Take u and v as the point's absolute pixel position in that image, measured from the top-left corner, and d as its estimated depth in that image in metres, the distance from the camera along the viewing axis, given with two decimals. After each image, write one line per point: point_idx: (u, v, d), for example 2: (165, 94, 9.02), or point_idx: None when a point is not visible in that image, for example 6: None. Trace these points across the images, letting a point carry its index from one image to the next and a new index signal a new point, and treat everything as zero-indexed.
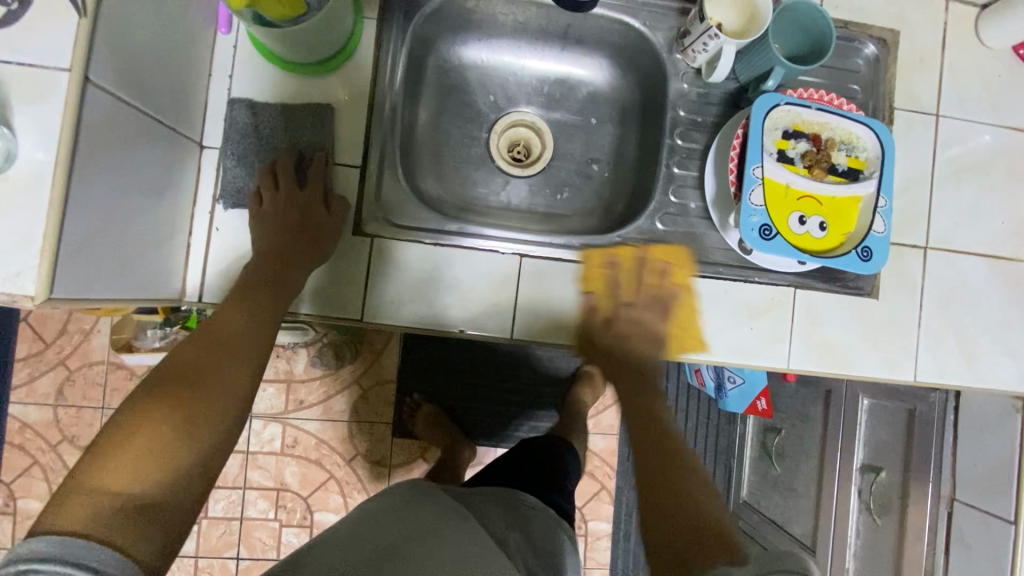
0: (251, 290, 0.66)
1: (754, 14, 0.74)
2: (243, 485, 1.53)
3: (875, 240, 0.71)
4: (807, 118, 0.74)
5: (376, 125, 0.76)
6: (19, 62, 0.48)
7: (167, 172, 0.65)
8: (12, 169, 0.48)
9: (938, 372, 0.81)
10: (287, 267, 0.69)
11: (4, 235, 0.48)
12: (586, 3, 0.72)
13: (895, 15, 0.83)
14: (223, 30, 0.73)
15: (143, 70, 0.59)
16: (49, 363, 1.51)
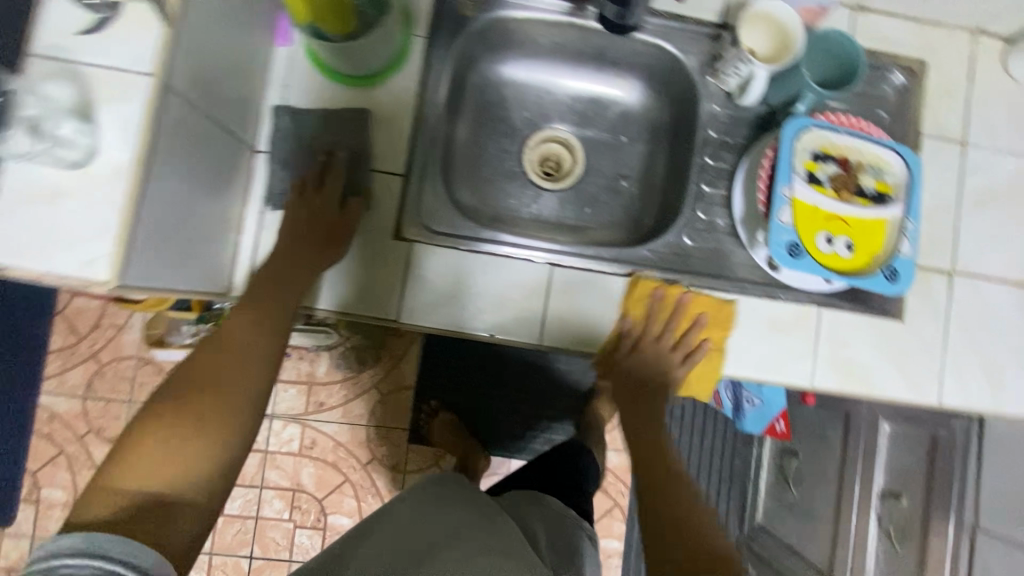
0: (264, 291, 0.68)
1: (785, 40, 0.77)
2: (260, 484, 1.55)
3: (902, 262, 0.73)
4: (836, 141, 0.76)
5: (420, 136, 0.80)
6: (107, 65, 0.53)
7: (225, 172, 0.69)
8: (95, 163, 0.52)
9: (963, 396, 0.82)
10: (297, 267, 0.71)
11: (84, 223, 0.52)
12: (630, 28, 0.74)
13: (923, 46, 0.86)
14: (281, 42, 0.77)
15: (212, 77, 0.63)
16: (81, 355, 1.55)
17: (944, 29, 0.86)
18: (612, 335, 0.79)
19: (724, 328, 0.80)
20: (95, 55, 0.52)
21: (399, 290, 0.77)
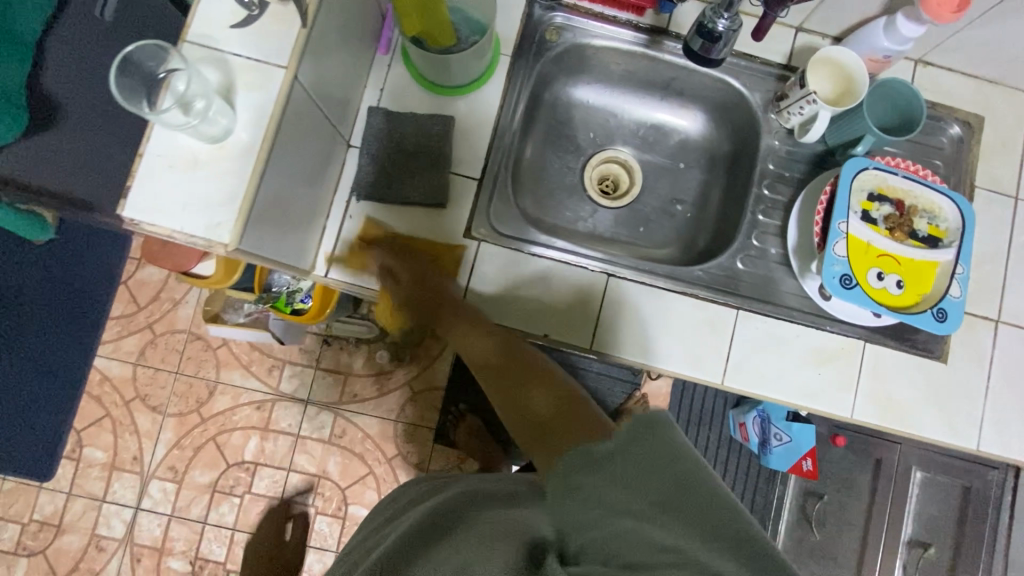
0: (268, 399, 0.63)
1: (850, 87, 0.81)
2: (289, 466, 1.61)
3: (951, 304, 0.75)
4: (892, 184, 0.79)
5: (496, 146, 0.86)
6: (250, 57, 0.60)
7: (324, 161, 0.75)
8: (230, 140, 0.59)
9: (1001, 444, 0.83)
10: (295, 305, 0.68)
11: (215, 192, 0.58)
12: (712, 62, 0.79)
13: (981, 102, 0.89)
14: (382, 50, 0.84)
15: (327, 75, 0.70)
16: (138, 325, 1.64)
17: (1003, 88, 0.90)
18: (659, 348, 0.83)
19: (770, 352, 0.83)
20: (240, 47, 0.60)
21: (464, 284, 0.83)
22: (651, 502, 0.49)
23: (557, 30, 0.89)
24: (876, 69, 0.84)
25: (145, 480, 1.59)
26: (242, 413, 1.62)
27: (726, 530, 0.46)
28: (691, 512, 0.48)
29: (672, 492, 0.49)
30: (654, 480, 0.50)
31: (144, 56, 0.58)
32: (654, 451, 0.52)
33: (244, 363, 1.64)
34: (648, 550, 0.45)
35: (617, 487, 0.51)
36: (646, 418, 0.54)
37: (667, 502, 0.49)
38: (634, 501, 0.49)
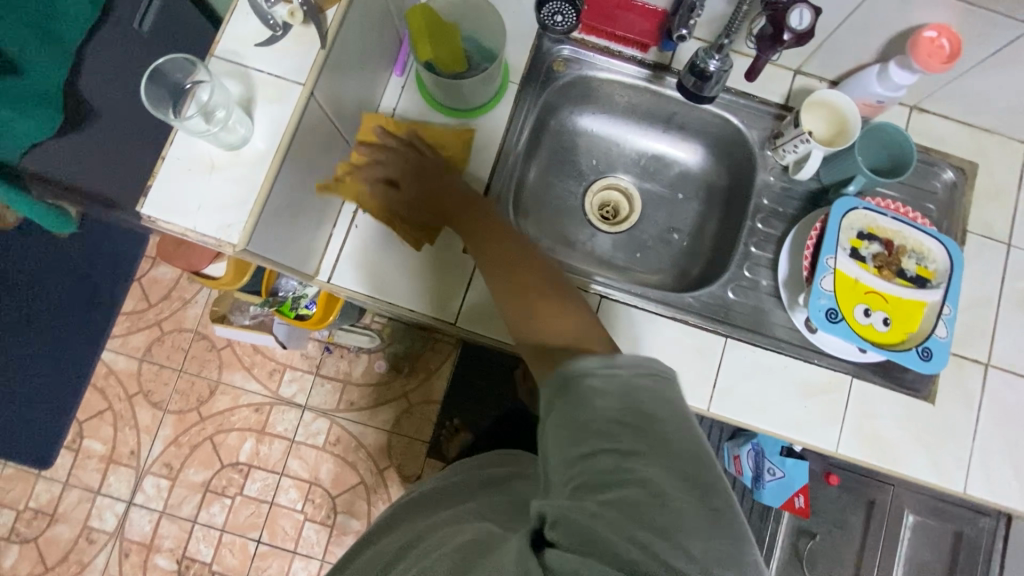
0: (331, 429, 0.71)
1: (843, 128, 0.84)
2: (281, 471, 1.62)
3: (937, 343, 0.77)
4: (882, 224, 0.81)
5: (499, 168, 0.90)
6: (271, 73, 0.64)
7: (335, 173, 0.79)
8: (247, 147, 0.63)
9: (988, 489, 0.83)
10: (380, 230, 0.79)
11: (229, 195, 0.62)
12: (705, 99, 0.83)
13: (975, 150, 0.92)
14: (396, 72, 0.89)
15: (343, 93, 0.74)
16: (147, 321, 1.69)
17: (997, 138, 0.92)
18: None
19: (757, 382, 0.84)
20: (263, 63, 0.64)
21: (460, 298, 0.85)
22: (601, 425, 0.48)
23: (565, 61, 0.93)
24: (871, 112, 0.87)
25: (140, 475, 1.61)
26: (241, 414, 1.65)
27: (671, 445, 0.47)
28: (638, 427, 0.47)
29: (619, 410, 0.49)
30: (599, 403, 0.49)
31: (170, 68, 0.62)
32: (599, 373, 0.51)
33: (246, 365, 1.67)
34: (593, 474, 0.46)
35: (567, 412, 0.50)
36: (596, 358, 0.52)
37: (613, 418, 0.48)
38: (583, 424, 0.48)
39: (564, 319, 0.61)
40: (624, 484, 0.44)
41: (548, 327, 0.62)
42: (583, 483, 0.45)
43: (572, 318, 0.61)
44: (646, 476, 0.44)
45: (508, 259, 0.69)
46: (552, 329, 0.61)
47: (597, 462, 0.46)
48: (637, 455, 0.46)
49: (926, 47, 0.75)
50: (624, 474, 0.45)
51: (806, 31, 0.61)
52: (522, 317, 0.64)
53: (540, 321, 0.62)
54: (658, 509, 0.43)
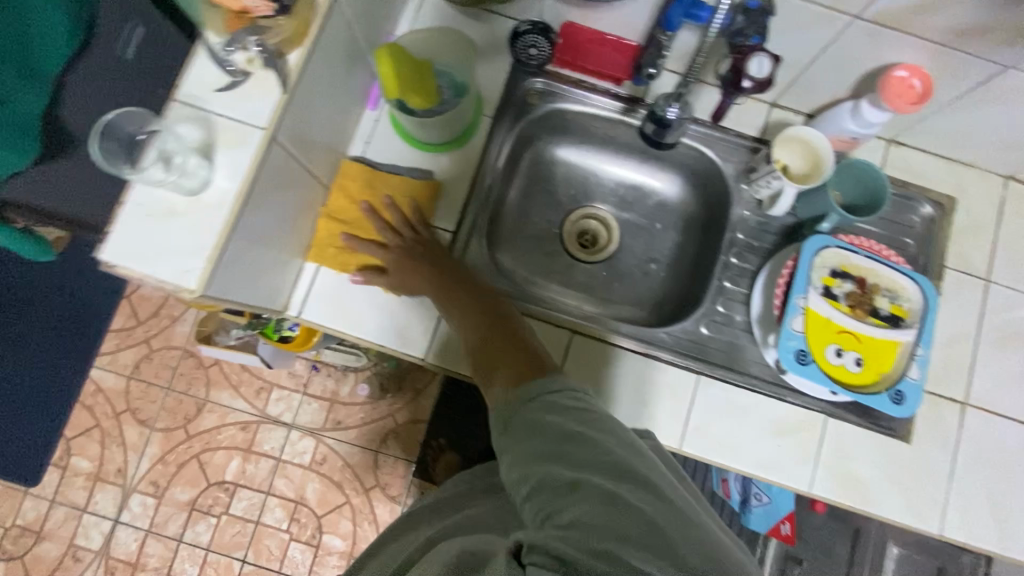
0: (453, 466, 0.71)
1: (818, 161, 0.83)
2: (267, 489, 1.62)
3: (909, 386, 0.75)
4: (855, 262, 0.80)
5: (473, 201, 0.89)
6: (232, 118, 0.64)
7: (302, 209, 0.79)
8: (206, 192, 0.63)
9: (965, 531, 0.81)
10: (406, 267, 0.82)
11: (188, 241, 0.62)
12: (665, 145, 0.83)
13: (953, 184, 0.91)
14: (370, 107, 0.89)
15: (309, 132, 0.74)
16: (136, 339, 1.69)
17: (976, 172, 0.91)
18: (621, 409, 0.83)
19: (730, 421, 0.83)
20: (224, 108, 0.64)
21: (431, 334, 0.84)
22: (556, 447, 0.52)
23: (539, 94, 0.93)
24: (846, 148, 0.86)
25: (127, 493, 1.61)
26: (228, 433, 1.64)
27: (620, 456, 0.51)
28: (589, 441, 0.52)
29: (573, 428, 0.54)
30: (550, 425, 0.54)
31: (122, 121, 0.63)
32: (553, 400, 0.57)
33: (234, 383, 1.67)
34: (556, 489, 0.49)
35: (527, 435, 0.55)
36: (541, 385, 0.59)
37: (562, 438, 0.53)
38: (544, 446, 0.53)
39: (504, 335, 0.70)
40: (585, 497, 0.47)
41: (494, 346, 0.69)
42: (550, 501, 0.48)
43: (512, 335, 0.70)
44: (601, 486, 0.48)
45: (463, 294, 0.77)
46: (494, 345, 0.70)
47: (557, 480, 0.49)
48: (590, 468, 0.50)
49: (896, 87, 0.74)
50: (583, 486, 0.48)
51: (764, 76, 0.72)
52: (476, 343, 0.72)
53: (489, 342, 0.70)
54: (615, 514, 0.46)
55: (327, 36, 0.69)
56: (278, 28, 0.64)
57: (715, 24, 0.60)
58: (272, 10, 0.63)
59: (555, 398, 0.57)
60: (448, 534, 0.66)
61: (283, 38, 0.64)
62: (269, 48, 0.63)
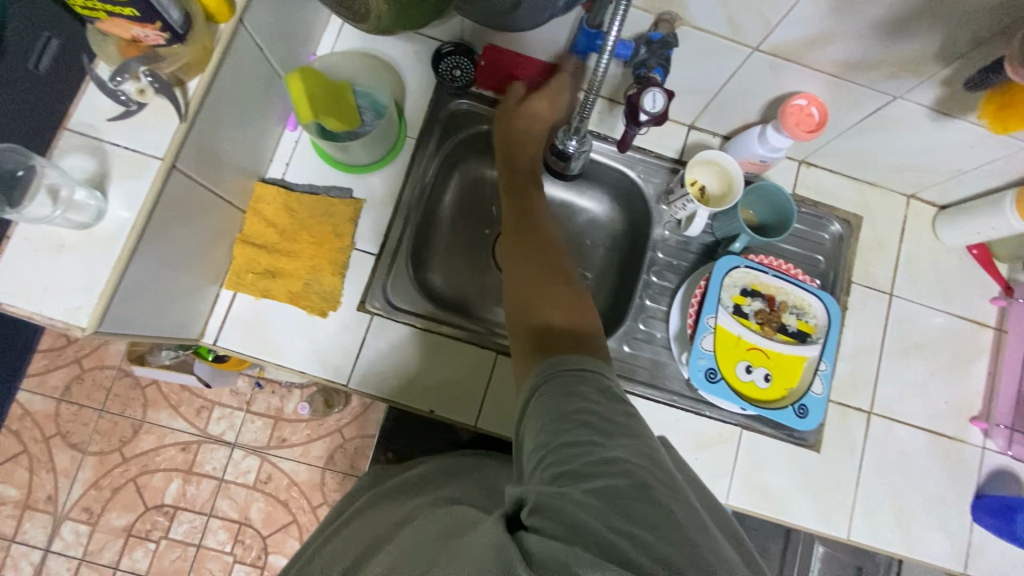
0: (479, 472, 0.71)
1: (730, 182, 0.86)
2: (209, 511, 1.57)
3: (813, 400, 0.79)
4: (765, 280, 0.84)
5: (397, 221, 0.88)
6: (127, 147, 0.62)
7: (216, 236, 0.77)
8: (99, 225, 0.61)
9: (870, 534, 0.86)
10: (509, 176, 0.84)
11: (78, 276, 0.60)
12: (569, 175, 0.86)
13: (860, 203, 0.95)
14: (289, 127, 0.88)
15: (218, 158, 0.73)
16: (66, 359, 1.62)
17: (881, 191, 0.96)
18: None
19: None
20: (119, 138, 0.62)
21: (354, 359, 0.84)
22: (573, 424, 0.47)
23: (465, 114, 0.93)
24: (758, 170, 0.89)
25: (58, 521, 1.54)
26: (167, 454, 1.59)
27: (645, 442, 0.46)
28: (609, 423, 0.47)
29: (605, 411, 0.49)
30: (570, 402, 0.50)
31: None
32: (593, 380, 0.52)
33: (173, 403, 1.62)
34: (581, 462, 0.44)
35: (545, 408, 0.51)
36: (569, 362, 0.54)
37: (598, 417, 0.48)
38: (564, 418, 0.48)
39: (570, 299, 0.65)
40: (598, 472, 0.43)
41: (558, 303, 0.64)
42: (559, 472, 0.44)
43: (578, 300, 0.65)
44: (619, 467, 0.43)
45: (525, 246, 0.73)
46: (559, 298, 0.65)
47: (568, 455, 0.45)
48: (622, 447, 0.45)
49: (796, 115, 0.78)
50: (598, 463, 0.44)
51: (662, 111, 0.70)
52: (532, 289, 0.67)
53: (547, 295, 0.66)
54: (645, 501, 0.40)
55: (232, 61, 0.68)
56: (176, 55, 0.62)
57: (607, 45, 0.59)
58: (164, 39, 0.60)
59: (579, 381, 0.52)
60: (420, 508, 0.59)
61: (182, 66, 0.63)
62: (163, 78, 0.62)
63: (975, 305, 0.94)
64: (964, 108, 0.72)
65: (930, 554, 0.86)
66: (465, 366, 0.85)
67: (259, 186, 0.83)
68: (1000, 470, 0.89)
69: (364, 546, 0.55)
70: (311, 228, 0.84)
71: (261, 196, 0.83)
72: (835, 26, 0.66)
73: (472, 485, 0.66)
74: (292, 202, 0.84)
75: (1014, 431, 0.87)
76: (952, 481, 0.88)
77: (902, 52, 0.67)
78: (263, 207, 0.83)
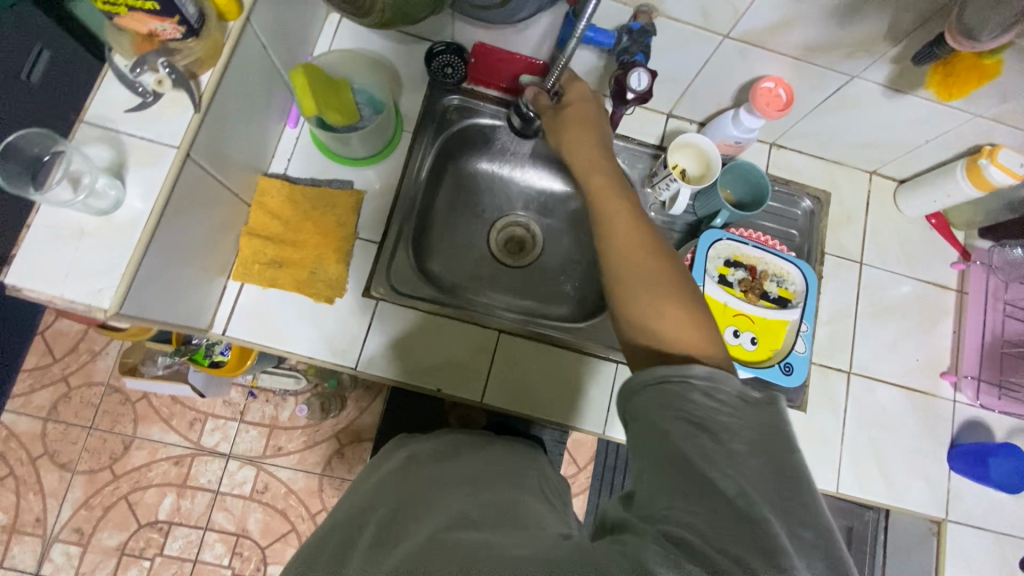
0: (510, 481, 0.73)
1: (708, 162, 0.93)
2: (205, 525, 1.55)
3: (797, 358, 0.86)
4: (746, 252, 0.90)
5: (396, 211, 0.91)
6: (143, 137, 0.65)
7: (224, 226, 0.80)
8: (117, 213, 0.63)
9: (857, 487, 0.91)
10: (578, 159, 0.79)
11: (98, 260, 0.62)
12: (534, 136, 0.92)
13: (827, 180, 1.03)
14: (289, 124, 0.91)
15: (225, 151, 0.76)
16: (52, 377, 1.59)
17: (846, 169, 1.04)
18: (546, 403, 0.89)
19: None
20: (135, 128, 0.65)
21: (359, 345, 0.86)
22: (672, 450, 0.47)
23: (457, 109, 0.97)
24: (733, 152, 0.96)
25: (47, 544, 1.49)
26: (160, 469, 1.56)
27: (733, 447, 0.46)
28: (720, 435, 0.47)
29: (699, 414, 0.49)
30: (666, 412, 0.50)
31: (25, 143, 0.61)
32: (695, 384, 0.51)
33: (164, 417, 1.59)
34: (666, 472, 0.46)
35: (645, 428, 0.50)
36: (647, 372, 0.53)
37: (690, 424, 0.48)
38: (657, 441, 0.48)
39: (693, 324, 0.57)
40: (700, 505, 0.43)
41: (680, 336, 0.57)
42: (659, 489, 0.46)
43: (700, 321, 0.58)
44: (729, 490, 0.43)
45: (630, 256, 0.64)
46: (677, 329, 0.58)
47: (663, 473, 0.46)
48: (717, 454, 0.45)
49: (765, 97, 0.85)
50: (705, 486, 0.44)
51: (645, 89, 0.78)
52: (641, 314, 0.60)
53: (668, 321, 0.58)
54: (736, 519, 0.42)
55: (239, 57, 0.71)
56: (189, 50, 0.66)
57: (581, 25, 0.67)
58: (180, 33, 0.64)
59: (685, 379, 0.51)
60: (461, 505, 0.63)
61: (194, 59, 0.67)
62: (179, 69, 0.65)
63: (936, 269, 1.01)
64: (914, 83, 0.79)
65: (912, 502, 0.92)
66: (469, 346, 0.89)
67: (263, 180, 0.86)
68: (971, 420, 0.95)
69: (412, 519, 0.61)
70: (315, 220, 0.87)
71: (265, 189, 0.86)
72: (795, 12, 0.73)
73: (510, 480, 0.73)
74: (294, 195, 0.87)
75: (980, 381, 0.95)
76: (927, 433, 0.94)
77: (856, 33, 0.74)
78: (267, 200, 0.86)
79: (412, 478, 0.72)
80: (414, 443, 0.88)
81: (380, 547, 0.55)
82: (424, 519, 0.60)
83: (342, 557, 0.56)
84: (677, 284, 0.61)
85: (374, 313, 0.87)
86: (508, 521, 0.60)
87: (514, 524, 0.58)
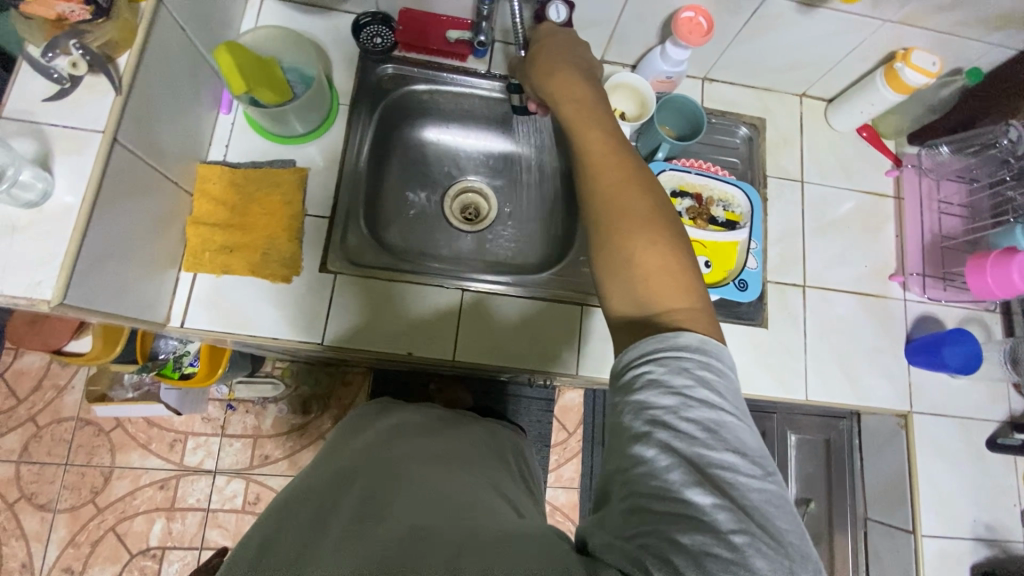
0: (494, 477, 0.72)
1: (642, 100, 0.95)
2: (200, 545, 1.51)
3: (750, 274, 0.90)
4: (690, 180, 0.94)
5: (343, 185, 0.91)
6: (63, 125, 0.64)
7: (167, 215, 0.79)
8: (47, 203, 0.62)
9: (826, 392, 0.95)
10: (572, 102, 0.73)
11: (35, 253, 0.61)
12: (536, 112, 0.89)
13: (761, 107, 1.06)
14: (223, 110, 0.90)
15: (157, 138, 0.74)
16: (18, 419, 1.54)
17: (777, 94, 1.07)
18: (521, 359, 0.90)
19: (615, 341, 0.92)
20: (56, 117, 0.64)
21: (324, 320, 0.86)
22: (653, 460, 0.45)
23: (392, 78, 0.97)
24: (666, 88, 0.99)
25: None
26: (145, 495, 1.52)
27: (719, 464, 0.44)
28: (706, 443, 0.45)
29: (688, 413, 0.46)
30: (651, 407, 0.47)
31: None
32: (686, 376, 0.48)
33: (143, 442, 1.55)
34: (647, 481, 0.45)
35: (624, 422, 0.49)
36: (637, 350, 0.51)
37: (677, 427, 0.46)
38: (636, 442, 0.47)
39: (667, 269, 0.56)
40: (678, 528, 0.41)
41: (652, 280, 0.56)
42: (635, 499, 0.45)
43: (675, 269, 0.56)
44: (716, 515, 0.42)
45: (603, 199, 0.62)
46: (664, 286, 0.55)
47: (643, 484, 0.45)
48: (700, 475, 0.44)
49: (686, 26, 0.87)
50: (685, 505, 0.42)
51: (567, 20, 0.83)
52: (613, 254, 0.58)
53: (640, 265, 0.57)
54: (708, 549, 0.40)
55: (159, 38, 0.71)
56: (101, 32, 0.65)
57: None
58: (90, 13, 0.63)
59: (672, 357, 0.49)
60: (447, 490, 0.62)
61: (108, 41, 0.66)
62: (93, 51, 0.64)
63: (874, 179, 1.06)
64: None
65: (879, 399, 0.96)
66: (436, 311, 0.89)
67: (202, 167, 0.85)
68: (923, 315, 1.00)
69: (390, 499, 0.59)
70: (261, 201, 0.86)
71: (206, 177, 0.85)
72: None
73: (486, 475, 0.71)
74: (235, 177, 0.86)
75: (926, 277, 0.99)
76: (884, 332, 0.99)
77: None
78: (210, 187, 0.85)
79: (386, 449, 0.72)
80: (389, 416, 0.87)
81: (359, 523, 0.54)
82: (404, 501, 0.59)
83: (316, 525, 0.55)
84: (652, 226, 0.58)
85: (334, 286, 0.87)
86: (495, 511, 0.59)
87: (501, 514, 0.59)
